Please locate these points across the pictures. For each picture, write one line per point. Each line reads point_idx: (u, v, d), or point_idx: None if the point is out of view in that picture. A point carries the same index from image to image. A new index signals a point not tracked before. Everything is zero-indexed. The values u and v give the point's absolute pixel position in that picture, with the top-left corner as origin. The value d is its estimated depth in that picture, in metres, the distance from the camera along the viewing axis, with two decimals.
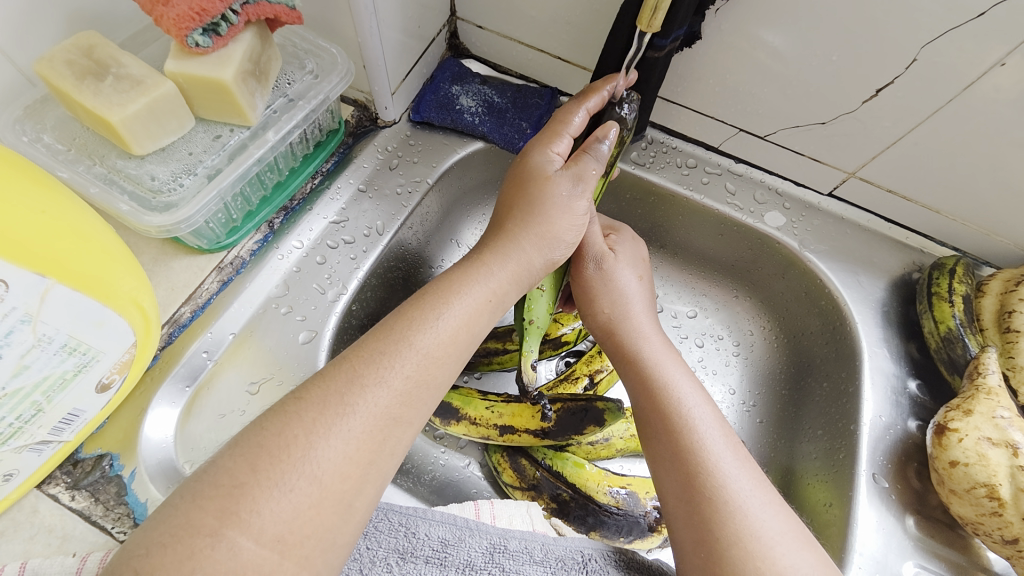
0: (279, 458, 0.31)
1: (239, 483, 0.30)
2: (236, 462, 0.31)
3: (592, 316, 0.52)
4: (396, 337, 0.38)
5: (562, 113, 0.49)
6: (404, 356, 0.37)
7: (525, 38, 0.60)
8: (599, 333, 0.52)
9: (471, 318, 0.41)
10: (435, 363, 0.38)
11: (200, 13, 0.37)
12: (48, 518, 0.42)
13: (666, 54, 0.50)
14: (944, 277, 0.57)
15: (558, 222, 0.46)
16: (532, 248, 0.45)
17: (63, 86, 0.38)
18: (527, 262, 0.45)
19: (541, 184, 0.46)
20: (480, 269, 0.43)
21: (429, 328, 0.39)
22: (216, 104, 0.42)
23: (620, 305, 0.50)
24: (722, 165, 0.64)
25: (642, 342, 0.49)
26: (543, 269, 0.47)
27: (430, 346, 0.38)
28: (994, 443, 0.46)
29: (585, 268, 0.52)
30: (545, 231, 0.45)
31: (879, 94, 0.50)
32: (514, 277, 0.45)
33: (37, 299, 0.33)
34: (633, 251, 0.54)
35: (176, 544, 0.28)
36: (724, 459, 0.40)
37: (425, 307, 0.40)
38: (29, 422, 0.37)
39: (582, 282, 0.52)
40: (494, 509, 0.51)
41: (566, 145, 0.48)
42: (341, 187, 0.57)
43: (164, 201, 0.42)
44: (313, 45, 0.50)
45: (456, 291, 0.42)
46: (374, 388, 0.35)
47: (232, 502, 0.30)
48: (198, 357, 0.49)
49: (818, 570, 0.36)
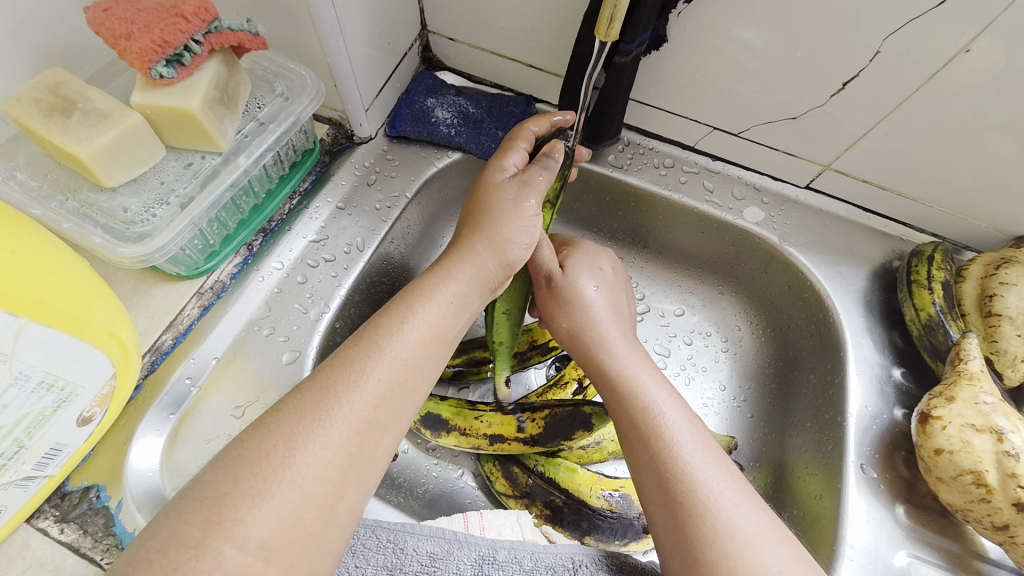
0: (262, 466, 0.32)
1: (222, 493, 0.31)
2: (220, 475, 0.31)
3: (556, 330, 0.53)
4: (366, 343, 0.39)
5: (514, 133, 0.53)
6: (375, 361, 0.38)
7: (496, 48, 0.60)
8: (566, 344, 0.52)
9: (437, 322, 0.42)
10: (409, 366, 0.39)
11: (161, 45, 0.38)
12: (38, 552, 0.42)
13: (632, 59, 0.50)
14: (923, 264, 0.57)
15: (507, 224, 0.47)
16: (487, 251, 0.46)
17: (31, 124, 0.38)
18: (482, 266, 0.46)
19: (491, 192, 0.49)
20: (440, 275, 0.45)
21: (398, 334, 0.40)
22: (185, 132, 0.42)
23: (580, 318, 0.51)
24: (698, 163, 0.64)
25: (609, 351, 0.49)
26: (500, 270, 0.47)
27: (401, 349, 0.39)
28: (978, 430, 0.46)
29: (539, 286, 0.54)
30: (492, 234, 0.47)
31: (847, 87, 0.50)
32: (472, 280, 0.46)
33: (12, 338, 0.33)
34: (588, 261, 0.54)
35: (163, 559, 0.28)
36: (695, 460, 0.41)
37: (392, 315, 0.41)
38: (12, 459, 0.37)
39: (541, 299, 0.54)
40: (483, 519, 0.52)
41: (521, 159, 0.52)
42: (319, 206, 0.58)
43: (137, 232, 0.42)
44: (283, 68, 0.51)
45: (419, 296, 0.43)
46: (349, 393, 0.36)
47: (211, 517, 0.30)
48: (181, 384, 0.49)
49: (794, 566, 0.37)
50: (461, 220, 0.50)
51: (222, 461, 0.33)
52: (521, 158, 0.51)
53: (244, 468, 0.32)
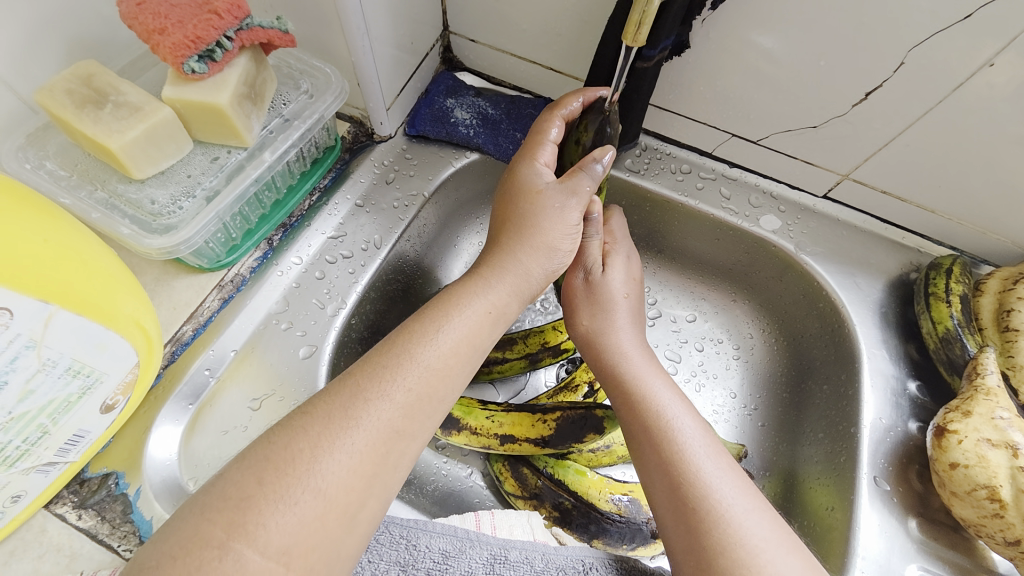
0: (286, 472, 0.32)
1: (246, 495, 0.31)
2: (244, 475, 0.32)
3: (572, 327, 0.53)
4: (399, 351, 0.39)
5: (539, 126, 0.51)
6: (406, 369, 0.38)
7: (517, 50, 0.60)
8: (580, 344, 0.52)
9: (473, 332, 0.42)
10: (438, 376, 0.39)
11: (195, 41, 0.39)
12: (56, 538, 0.43)
13: (654, 65, 0.50)
14: (941, 277, 0.57)
15: (550, 231, 0.47)
16: (528, 258, 0.46)
17: (64, 115, 0.39)
18: (525, 274, 0.46)
19: (530, 198, 0.47)
20: (479, 283, 0.45)
21: (429, 342, 0.40)
22: (213, 127, 0.43)
23: (598, 318, 0.51)
24: (716, 170, 0.64)
25: (622, 355, 0.49)
26: (543, 280, 0.48)
27: (432, 358, 0.39)
28: (994, 445, 0.46)
29: (574, 277, 0.53)
30: (538, 241, 0.46)
31: (868, 98, 0.50)
32: (513, 289, 0.46)
33: (41, 325, 0.33)
34: (627, 262, 0.54)
35: (187, 557, 0.28)
36: (707, 467, 0.41)
37: (426, 321, 0.41)
38: (36, 444, 0.38)
39: (570, 290, 0.54)
40: (494, 519, 0.52)
41: (551, 153, 0.51)
42: (338, 203, 0.58)
43: (164, 224, 0.43)
44: (308, 65, 0.52)
45: (457, 304, 0.43)
46: (378, 402, 0.36)
47: (233, 516, 0.30)
48: (200, 375, 0.49)
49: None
50: (492, 224, 0.50)
51: (247, 461, 0.33)
52: (552, 154, 0.51)
53: (277, 465, 0.32)
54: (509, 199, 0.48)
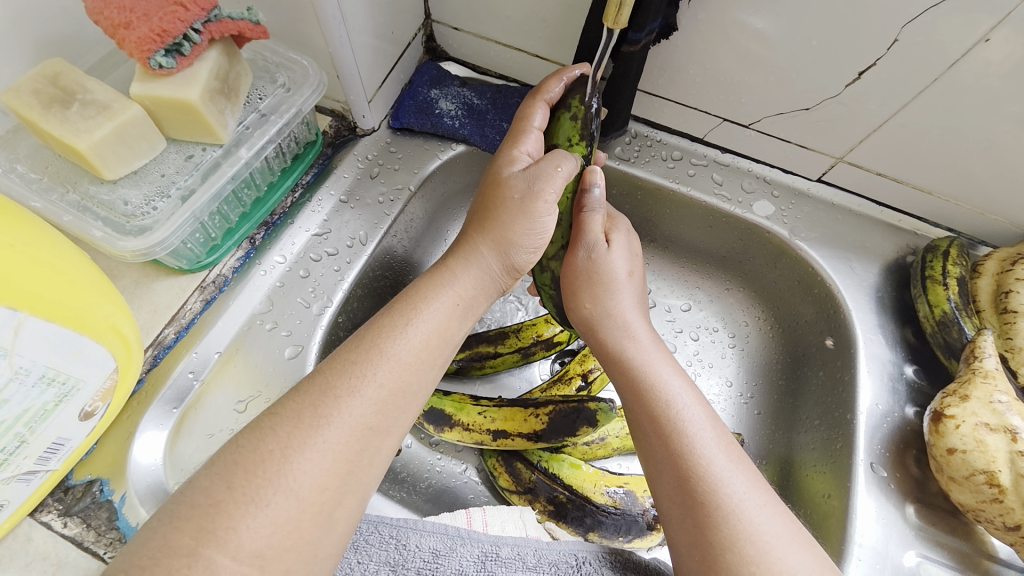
0: (256, 474, 0.31)
1: (215, 501, 0.30)
2: (213, 481, 0.31)
3: (574, 310, 0.51)
4: (367, 345, 0.38)
5: (522, 114, 0.50)
6: (377, 365, 0.37)
7: (501, 37, 0.59)
8: (583, 329, 0.51)
9: (442, 325, 0.42)
10: (411, 370, 0.38)
11: (161, 34, 0.38)
12: (42, 545, 0.42)
13: (641, 48, 0.49)
14: (938, 259, 0.55)
15: (513, 226, 0.45)
16: (492, 253, 0.46)
17: (29, 116, 0.38)
18: (488, 268, 0.46)
19: (497, 190, 0.46)
20: (445, 276, 0.45)
21: (400, 336, 0.39)
22: (185, 124, 0.42)
23: (604, 303, 0.50)
24: (708, 156, 0.63)
25: (630, 342, 0.48)
26: (506, 271, 0.47)
27: (403, 353, 0.38)
28: (993, 429, 0.45)
29: (576, 255, 0.50)
30: (496, 237, 0.45)
31: (861, 77, 0.49)
32: (479, 282, 0.46)
33: (11, 333, 0.32)
34: (627, 244, 0.53)
35: (155, 566, 0.28)
36: (716, 461, 0.40)
37: (394, 315, 0.41)
38: (14, 453, 0.37)
39: (572, 269, 0.51)
40: (486, 516, 0.52)
41: (536, 141, 0.49)
42: (322, 199, 0.57)
43: (138, 225, 0.42)
44: (284, 58, 0.50)
45: (425, 297, 0.42)
46: (348, 398, 0.35)
47: (209, 519, 0.29)
48: (184, 377, 0.48)
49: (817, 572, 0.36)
50: (469, 216, 0.49)
51: (217, 465, 0.32)
52: (536, 143, 0.49)
53: (247, 468, 0.32)
54: (486, 192, 0.48)
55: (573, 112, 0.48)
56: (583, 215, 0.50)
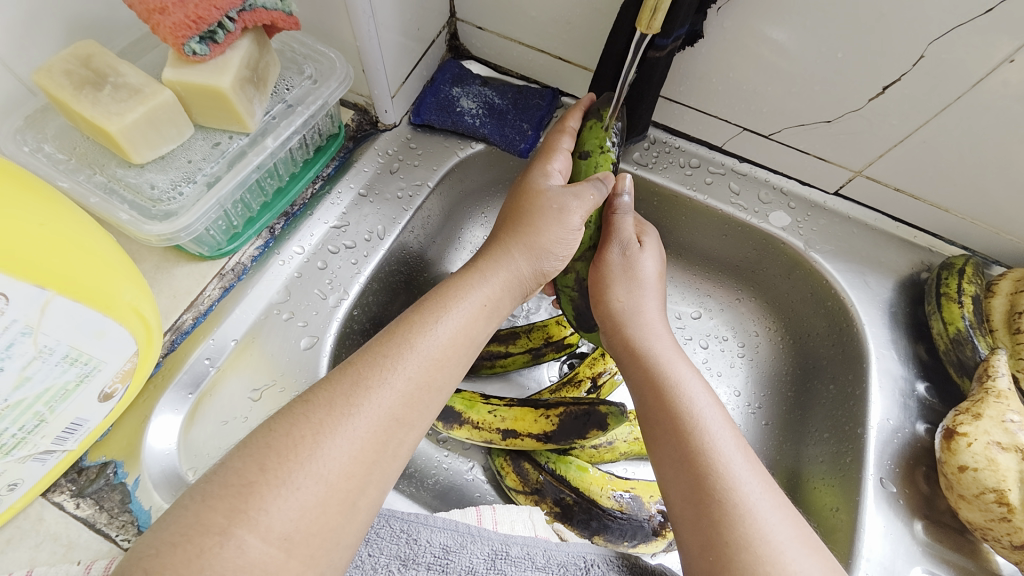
0: (288, 458, 0.31)
1: (248, 482, 0.30)
2: (246, 462, 0.31)
3: (604, 304, 0.51)
4: (398, 339, 0.38)
5: (550, 139, 0.52)
6: (406, 358, 0.37)
7: (525, 39, 0.59)
8: (606, 325, 0.51)
9: (469, 324, 0.42)
10: (437, 366, 0.38)
11: (196, 21, 0.37)
12: (53, 526, 0.42)
13: (666, 55, 0.49)
14: (953, 277, 0.56)
15: (547, 233, 0.46)
16: (523, 258, 0.46)
17: (61, 96, 0.38)
18: (518, 272, 0.46)
19: (533, 199, 0.48)
20: (474, 275, 0.45)
21: (429, 332, 0.39)
22: (215, 111, 0.42)
23: (635, 299, 0.50)
24: (725, 165, 0.63)
25: (654, 341, 0.48)
26: (534, 278, 0.48)
27: (432, 349, 0.39)
28: (1004, 448, 0.45)
29: (609, 251, 0.52)
30: (533, 242, 0.46)
31: (886, 91, 0.49)
32: (507, 284, 0.46)
33: (37, 311, 0.33)
34: (657, 247, 0.54)
35: (187, 543, 0.28)
36: (734, 460, 0.40)
37: (425, 313, 0.41)
38: (32, 433, 0.37)
39: (604, 265, 0.52)
40: (495, 515, 0.50)
41: (564, 160, 0.50)
42: (341, 191, 0.57)
43: (163, 210, 0.42)
44: (312, 50, 0.50)
45: (454, 296, 0.43)
46: (378, 389, 0.35)
47: (243, 500, 0.30)
48: (200, 363, 0.49)
49: None
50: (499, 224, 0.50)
51: (248, 448, 0.32)
52: (566, 161, 0.50)
53: (279, 451, 0.32)
54: (518, 199, 0.49)
55: (604, 122, 0.50)
56: (613, 216, 0.52)
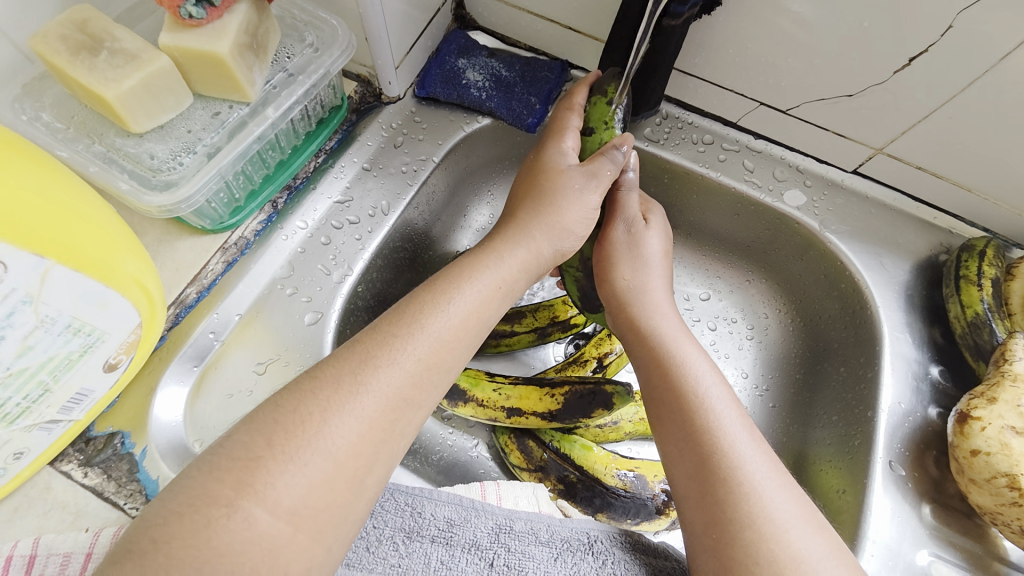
0: (296, 434, 0.31)
1: (256, 456, 0.30)
2: (254, 436, 0.31)
3: (608, 283, 0.50)
4: (408, 320, 0.38)
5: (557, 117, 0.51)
6: (416, 339, 0.37)
7: (534, 7, 0.57)
8: (611, 303, 0.50)
9: (481, 306, 0.41)
10: (446, 348, 0.38)
11: None
12: (61, 494, 0.43)
13: (682, 23, 0.47)
14: (974, 259, 0.54)
15: (568, 213, 0.46)
16: (543, 238, 0.45)
17: (57, 61, 0.37)
18: (536, 252, 0.45)
19: (554, 178, 0.47)
20: (491, 256, 0.44)
21: (440, 313, 0.39)
22: (213, 79, 0.41)
23: (641, 276, 0.49)
24: (739, 141, 0.61)
25: (660, 319, 0.47)
26: (552, 259, 0.47)
27: (442, 330, 0.38)
28: (1019, 433, 0.44)
29: (614, 229, 0.50)
30: (553, 223, 0.46)
31: (911, 64, 0.46)
32: (524, 266, 0.45)
33: (38, 280, 0.32)
34: (663, 225, 0.53)
35: (195, 514, 0.28)
36: (739, 439, 0.40)
37: (436, 292, 0.40)
38: (37, 402, 0.37)
39: (609, 243, 0.50)
40: (499, 490, 0.51)
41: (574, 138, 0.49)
42: (345, 165, 0.56)
43: (164, 180, 0.41)
44: (313, 16, 0.49)
45: (468, 277, 0.42)
46: (388, 369, 0.35)
47: (250, 473, 0.29)
48: (205, 338, 0.49)
49: (832, 555, 0.36)
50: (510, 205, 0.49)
51: (255, 422, 0.32)
52: (575, 139, 0.49)
53: (288, 427, 0.31)
54: (533, 177, 0.48)
55: (609, 97, 0.48)
56: (619, 193, 0.50)
